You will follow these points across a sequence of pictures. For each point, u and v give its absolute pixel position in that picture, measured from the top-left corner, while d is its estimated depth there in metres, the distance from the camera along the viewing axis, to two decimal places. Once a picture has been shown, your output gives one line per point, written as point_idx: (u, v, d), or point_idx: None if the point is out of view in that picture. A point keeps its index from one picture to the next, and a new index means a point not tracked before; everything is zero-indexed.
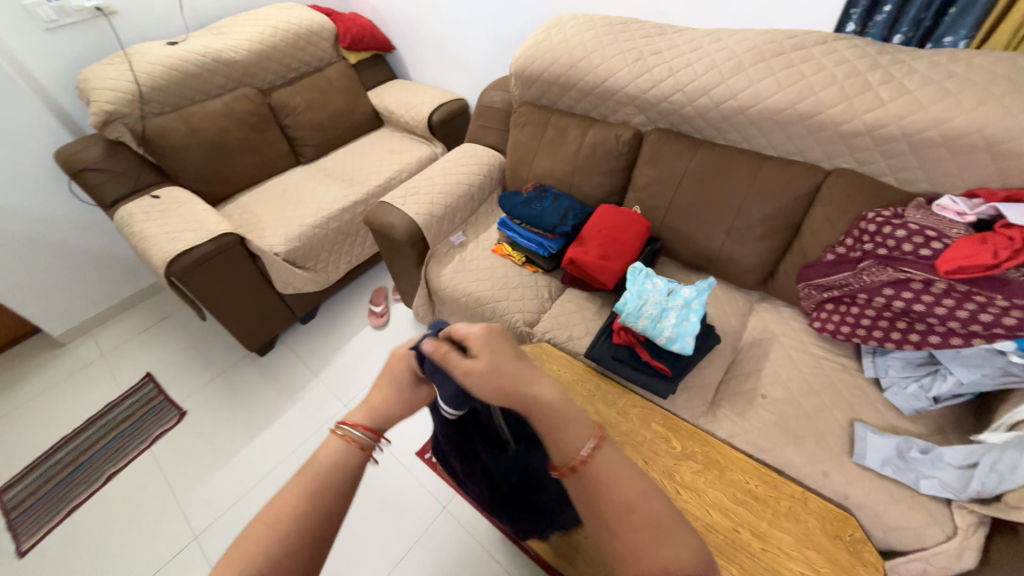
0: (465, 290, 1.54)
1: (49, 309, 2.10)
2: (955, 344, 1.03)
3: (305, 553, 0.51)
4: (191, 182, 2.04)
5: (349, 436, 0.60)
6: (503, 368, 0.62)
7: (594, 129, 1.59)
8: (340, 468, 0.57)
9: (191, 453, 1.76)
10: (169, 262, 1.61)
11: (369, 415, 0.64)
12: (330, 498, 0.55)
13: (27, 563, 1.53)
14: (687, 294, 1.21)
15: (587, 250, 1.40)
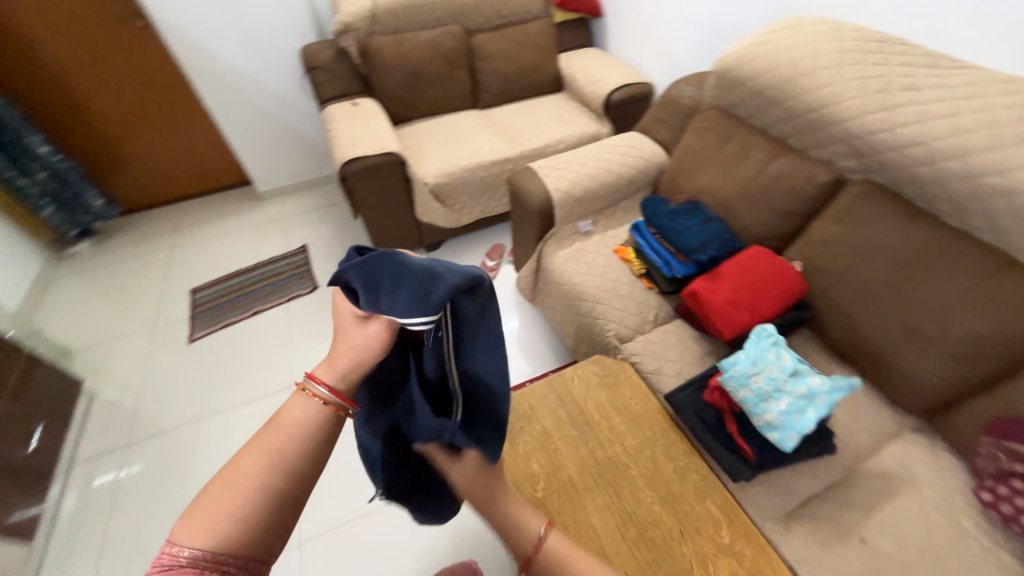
0: (571, 279, 1.51)
1: (261, 169, 2.65)
2: None
3: (274, 519, 0.46)
4: (385, 100, 2.31)
5: (314, 391, 0.51)
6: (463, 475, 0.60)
7: (784, 159, 1.35)
8: (311, 431, 0.49)
9: (310, 320, 2.13)
10: (346, 163, 1.89)
11: (335, 365, 0.53)
12: (300, 461, 0.47)
13: (192, 348, 2.06)
14: (815, 384, 1.01)
15: (717, 288, 1.23)
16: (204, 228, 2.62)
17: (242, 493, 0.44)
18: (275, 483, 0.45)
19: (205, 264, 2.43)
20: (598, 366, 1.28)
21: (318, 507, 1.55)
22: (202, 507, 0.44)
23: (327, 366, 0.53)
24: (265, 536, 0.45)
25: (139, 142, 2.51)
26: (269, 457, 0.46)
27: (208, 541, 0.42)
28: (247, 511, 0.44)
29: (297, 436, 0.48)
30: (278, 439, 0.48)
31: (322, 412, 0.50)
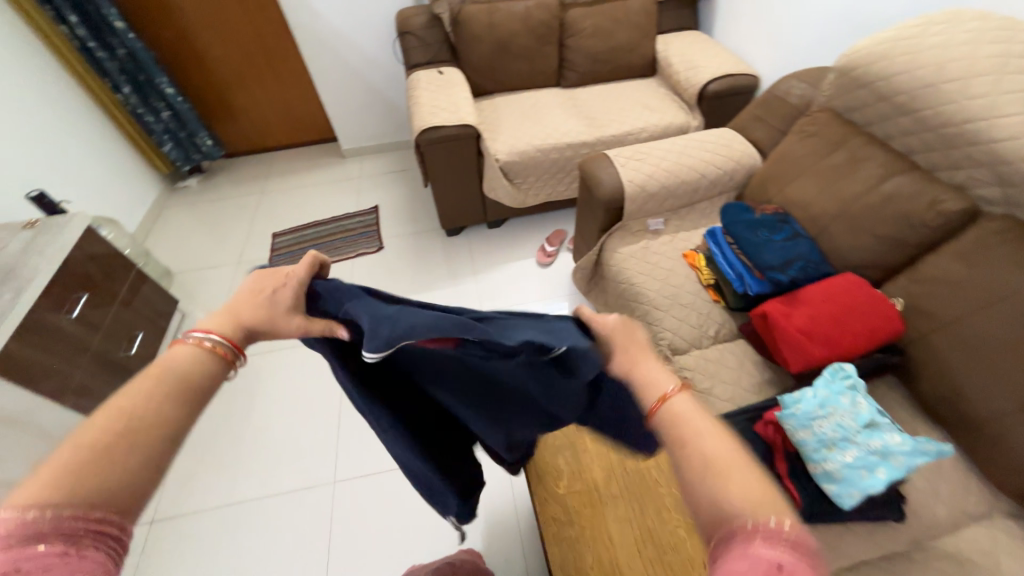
0: (630, 279, 1.44)
1: (347, 128, 2.78)
2: None
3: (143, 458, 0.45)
4: (470, 70, 2.30)
5: (203, 338, 0.52)
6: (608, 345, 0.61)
7: (901, 178, 1.17)
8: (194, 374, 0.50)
9: (373, 279, 2.24)
10: (423, 131, 1.93)
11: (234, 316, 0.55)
12: (175, 399, 0.48)
13: None
14: (893, 442, 0.89)
15: (792, 313, 1.11)
16: (291, 178, 2.82)
17: (109, 431, 0.44)
18: (138, 424, 0.45)
19: (287, 212, 2.63)
20: None
21: (356, 453, 1.67)
22: (50, 467, 0.42)
23: (224, 317, 0.55)
24: (129, 480, 0.44)
25: (246, 92, 2.72)
26: (144, 396, 0.47)
27: (58, 486, 0.41)
28: (115, 450, 0.43)
29: (174, 378, 0.49)
30: (154, 385, 0.48)
31: (209, 357, 0.52)
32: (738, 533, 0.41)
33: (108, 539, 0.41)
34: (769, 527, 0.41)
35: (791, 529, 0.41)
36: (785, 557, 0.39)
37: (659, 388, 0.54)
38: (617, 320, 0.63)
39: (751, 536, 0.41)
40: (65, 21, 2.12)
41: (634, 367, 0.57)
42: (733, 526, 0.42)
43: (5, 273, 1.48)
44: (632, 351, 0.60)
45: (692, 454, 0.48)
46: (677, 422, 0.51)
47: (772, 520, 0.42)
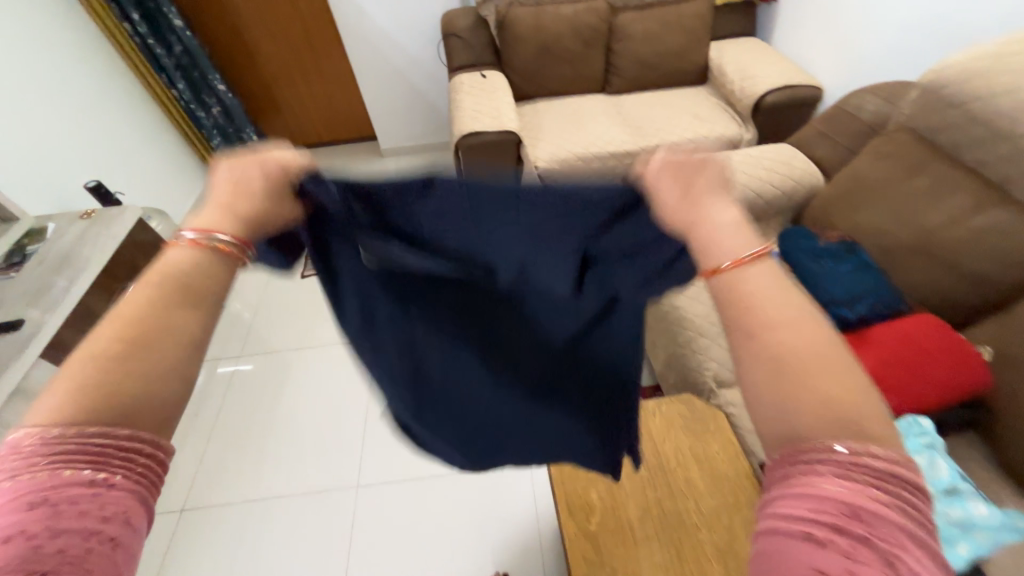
0: (673, 301, 1.37)
1: (387, 128, 2.79)
2: None
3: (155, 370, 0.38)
4: (513, 75, 2.26)
5: (203, 240, 0.43)
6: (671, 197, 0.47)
7: (996, 211, 1.04)
8: (201, 269, 0.43)
9: None
10: (463, 135, 1.91)
11: (225, 210, 0.46)
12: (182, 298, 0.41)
13: (304, 284, 2.30)
14: (978, 515, 0.80)
15: (857, 356, 1.02)
16: None
17: (109, 343, 0.38)
18: (138, 325, 0.39)
19: None
20: (685, 408, 1.16)
21: (380, 460, 1.65)
22: (63, 384, 0.37)
23: (213, 214, 0.45)
24: (141, 390, 0.37)
25: (292, 90, 2.78)
26: (139, 298, 0.40)
27: (62, 412, 0.35)
28: (121, 361, 0.37)
29: (181, 274, 0.42)
30: (155, 283, 0.41)
31: (219, 258, 0.44)
32: (810, 455, 0.34)
33: (136, 459, 0.37)
34: (855, 465, 0.32)
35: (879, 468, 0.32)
36: (868, 496, 0.32)
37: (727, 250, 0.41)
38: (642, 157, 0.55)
39: (830, 466, 0.33)
40: (127, 18, 2.20)
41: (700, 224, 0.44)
42: (796, 448, 0.34)
43: (60, 260, 1.55)
44: (683, 185, 0.46)
45: (770, 346, 0.37)
46: (742, 298, 0.39)
47: (861, 449, 0.33)
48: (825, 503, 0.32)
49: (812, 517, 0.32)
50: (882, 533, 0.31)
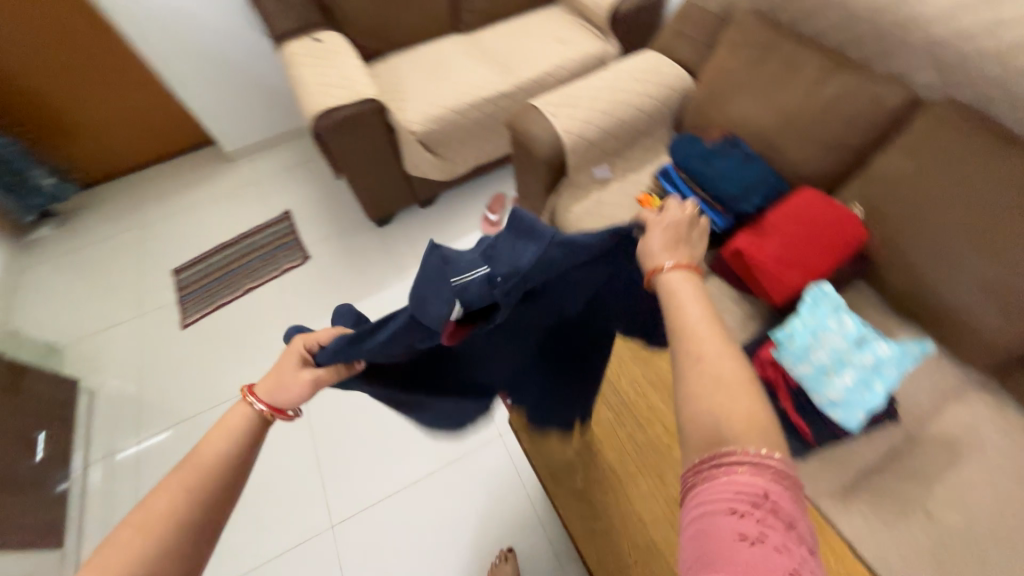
0: None
1: (224, 127, 2.34)
2: None
3: (183, 537, 0.49)
4: (355, 34, 1.99)
5: (253, 403, 0.59)
6: (654, 245, 0.60)
7: (841, 78, 1.13)
8: (231, 441, 0.56)
9: (311, 295, 2.01)
10: (318, 116, 1.65)
11: (270, 390, 0.60)
12: (209, 488, 0.52)
13: (188, 334, 1.95)
14: (883, 353, 0.91)
15: (763, 244, 1.08)
16: (171, 199, 2.37)
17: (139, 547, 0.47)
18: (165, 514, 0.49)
19: (181, 240, 2.23)
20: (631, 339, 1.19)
21: (344, 489, 1.48)
22: None
23: (270, 382, 0.61)
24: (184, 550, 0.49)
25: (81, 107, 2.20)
26: (183, 494, 0.51)
27: None
28: (160, 542, 0.48)
29: (211, 461, 0.54)
30: (193, 473, 0.52)
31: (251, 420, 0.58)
32: (745, 453, 0.44)
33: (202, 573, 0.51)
34: (765, 456, 0.44)
35: (783, 472, 0.44)
36: (775, 479, 0.43)
37: (656, 261, 0.59)
38: (669, 227, 0.61)
39: (719, 463, 0.44)
40: None
41: (667, 266, 0.58)
42: (729, 457, 0.44)
43: None
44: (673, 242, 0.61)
45: (709, 377, 0.49)
46: (675, 292, 0.57)
47: (766, 451, 0.44)
48: (740, 487, 0.42)
49: (728, 500, 0.42)
50: (789, 508, 0.42)
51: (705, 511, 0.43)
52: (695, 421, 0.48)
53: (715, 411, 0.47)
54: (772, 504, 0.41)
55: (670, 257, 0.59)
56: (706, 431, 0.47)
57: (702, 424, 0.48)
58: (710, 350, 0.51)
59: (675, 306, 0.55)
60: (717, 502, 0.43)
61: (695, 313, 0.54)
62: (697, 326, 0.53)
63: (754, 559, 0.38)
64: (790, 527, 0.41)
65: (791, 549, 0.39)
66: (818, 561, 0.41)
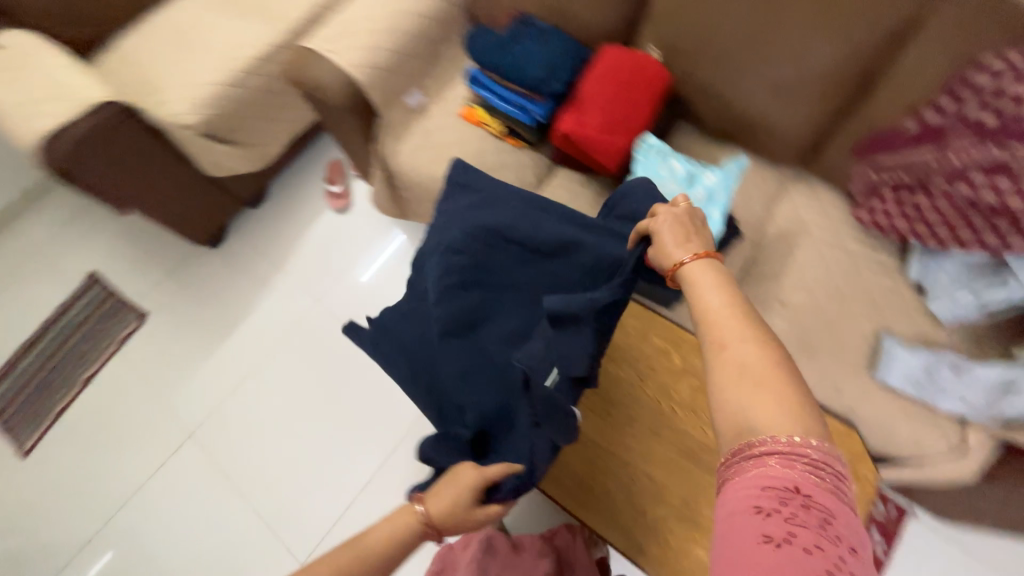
0: (430, 174, 1.26)
1: None
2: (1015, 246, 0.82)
3: None
4: (49, 26, 1.52)
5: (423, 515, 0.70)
6: (667, 240, 0.69)
7: None
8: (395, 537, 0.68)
9: (170, 353, 1.71)
10: (44, 145, 1.29)
11: (442, 510, 0.69)
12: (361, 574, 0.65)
13: (34, 461, 1.59)
14: (711, 182, 0.96)
15: (584, 118, 1.05)
16: None
17: None
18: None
19: None
20: None
21: None
22: None
23: (443, 502, 0.70)
24: None
25: None
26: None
27: None
28: None
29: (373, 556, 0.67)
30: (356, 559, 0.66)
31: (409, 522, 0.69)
32: (774, 444, 0.50)
33: None
34: (800, 449, 0.49)
35: (813, 461, 0.49)
36: (808, 476, 0.48)
37: (676, 256, 0.67)
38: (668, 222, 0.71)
39: (750, 454, 0.51)
40: None
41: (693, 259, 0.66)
42: (756, 449, 0.50)
43: None
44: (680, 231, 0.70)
45: (741, 372, 0.55)
46: (696, 284, 0.64)
47: (799, 441, 0.50)
48: (771, 481, 0.48)
49: (759, 495, 0.48)
50: (824, 505, 0.46)
51: (736, 501, 0.49)
52: (726, 410, 0.55)
53: (745, 398, 0.53)
54: (804, 501, 0.46)
55: (690, 252, 0.67)
56: (738, 424, 0.53)
57: (733, 415, 0.54)
58: (741, 341, 0.56)
59: (701, 297, 0.62)
60: (745, 498, 0.48)
61: (718, 304, 0.60)
62: (728, 312, 0.60)
63: (781, 558, 0.43)
64: (824, 523, 0.45)
65: (824, 546, 0.44)
66: (861, 559, 0.45)
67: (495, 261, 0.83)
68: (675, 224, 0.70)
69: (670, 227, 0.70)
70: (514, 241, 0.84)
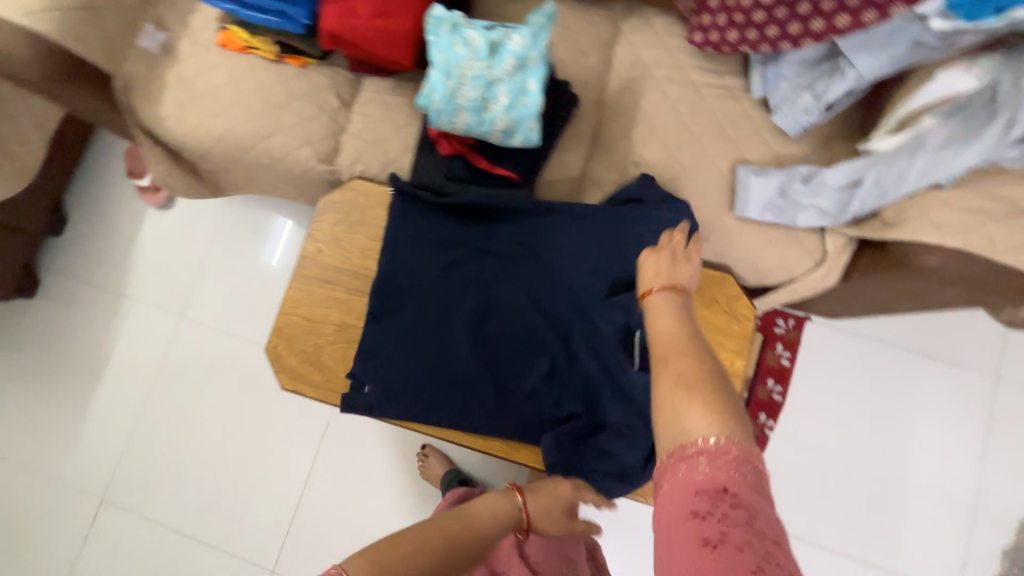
0: (209, 132, 1.00)
1: None
2: (842, 26, 0.74)
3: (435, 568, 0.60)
4: None
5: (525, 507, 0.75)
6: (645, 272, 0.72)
7: None
8: (501, 509, 0.73)
9: (37, 429, 1.47)
10: None
11: (539, 507, 0.75)
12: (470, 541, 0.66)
13: None
14: (518, 45, 0.78)
15: (352, 5, 0.83)
16: None
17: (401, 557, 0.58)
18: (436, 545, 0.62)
19: None
20: (334, 213, 0.96)
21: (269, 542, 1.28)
22: None
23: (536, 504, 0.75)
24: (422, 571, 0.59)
25: None
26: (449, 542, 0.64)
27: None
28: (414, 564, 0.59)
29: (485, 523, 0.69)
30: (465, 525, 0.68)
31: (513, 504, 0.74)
32: (706, 442, 0.49)
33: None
34: (726, 447, 0.48)
35: (739, 456, 0.47)
36: (735, 471, 0.46)
37: (647, 286, 0.70)
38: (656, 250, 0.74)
39: (681, 459, 0.49)
40: None
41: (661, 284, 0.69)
42: (686, 451, 0.49)
43: None
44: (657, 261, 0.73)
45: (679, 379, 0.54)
46: (656, 306, 0.66)
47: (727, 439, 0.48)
48: (701, 484, 0.46)
49: (691, 499, 0.46)
50: (751, 503, 0.44)
51: (669, 506, 0.47)
52: (661, 417, 0.53)
53: (682, 414, 0.51)
54: (731, 502, 0.44)
55: (657, 282, 0.70)
56: (673, 428, 0.51)
57: (669, 423, 0.52)
58: (688, 348, 0.58)
59: (654, 318, 0.65)
60: (679, 504, 0.46)
61: (668, 324, 0.63)
62: (679, 334, 0.61)
63: (714, 564, 0.41)
64: (751, 518, 0.44)
65: (753, 542, 0.42)
66: (787, 550, 0.43)
67: (508, 277, 0.90)
68: (661, 264, 0.72)
69: (656, 265, 0.72)
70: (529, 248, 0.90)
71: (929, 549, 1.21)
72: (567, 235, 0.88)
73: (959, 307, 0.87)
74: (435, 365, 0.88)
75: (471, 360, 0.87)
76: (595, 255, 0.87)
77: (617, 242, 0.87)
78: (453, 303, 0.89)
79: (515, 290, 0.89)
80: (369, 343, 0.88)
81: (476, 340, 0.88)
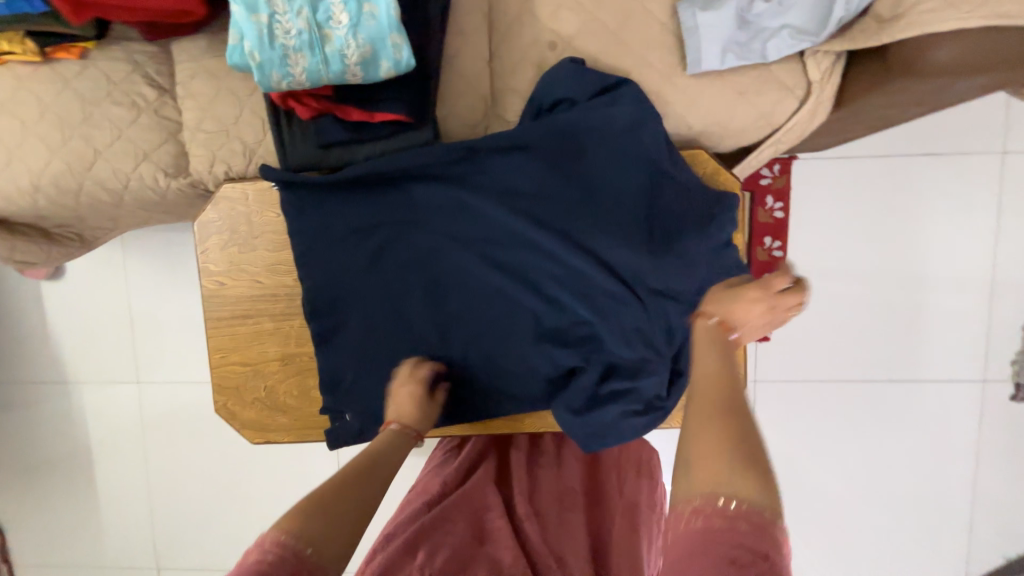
0: (15, 185, 0.77)
1: None
2: None
3: (363, 478, 0.60)
4: None
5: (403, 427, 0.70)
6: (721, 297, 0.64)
7: None
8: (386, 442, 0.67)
9: (59, 533, 1.43)
10: None
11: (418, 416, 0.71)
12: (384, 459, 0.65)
13: None
14: None
15: None
16: None
17: (319, 492, 0.56)
18: (355, 466, 0.61)
19: None
20: (217, 235, 0.77)
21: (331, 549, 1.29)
22: None
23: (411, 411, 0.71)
24: (358, 486, 0.58)
25: None
26: (363, 460, 0.63)
27: (306, 524, 0.51)
28: (349, 489, 0.58)
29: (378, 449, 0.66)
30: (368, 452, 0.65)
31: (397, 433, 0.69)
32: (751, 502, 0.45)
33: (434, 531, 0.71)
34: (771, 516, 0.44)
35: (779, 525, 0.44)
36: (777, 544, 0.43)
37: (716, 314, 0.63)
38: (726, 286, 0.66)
39: (717, 506, 0.45)
40: None
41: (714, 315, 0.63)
42: (720, 507, 0.45)
43: None
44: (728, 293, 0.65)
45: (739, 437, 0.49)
46: (700, 336, 0.62)
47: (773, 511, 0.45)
48: (739, 540, 0.43)
49: (726, 551, 0.42)
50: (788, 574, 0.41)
51: (696, 553, 0.43)
52: (711, 466, 0.48)
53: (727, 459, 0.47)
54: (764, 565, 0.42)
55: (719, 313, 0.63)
56: (719, 476, 0.47)
57: (719, 476, 0.47)
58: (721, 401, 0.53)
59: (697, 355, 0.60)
60: (712, 552, 0.42)
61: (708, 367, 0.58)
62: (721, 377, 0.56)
63: None
64: None
65: None
66: None
67: (448, 240, 0.73)
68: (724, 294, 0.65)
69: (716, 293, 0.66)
70: (460, 198, 0.72)
71: (949, 345, 1.21)
72: (506, 167, 0.71)
73: (974, 97, 0.72)
74: (407, 369, 0.76)
75: (445, 352, 0.76)
76: (542, 182, 0.71)
77: (568, 152, 0.70)
78: (399, 293, 0.74)
79: (463, 257, 0.73)
80: (327, 373, 0.76)
81: (442, 327, 0.75)
